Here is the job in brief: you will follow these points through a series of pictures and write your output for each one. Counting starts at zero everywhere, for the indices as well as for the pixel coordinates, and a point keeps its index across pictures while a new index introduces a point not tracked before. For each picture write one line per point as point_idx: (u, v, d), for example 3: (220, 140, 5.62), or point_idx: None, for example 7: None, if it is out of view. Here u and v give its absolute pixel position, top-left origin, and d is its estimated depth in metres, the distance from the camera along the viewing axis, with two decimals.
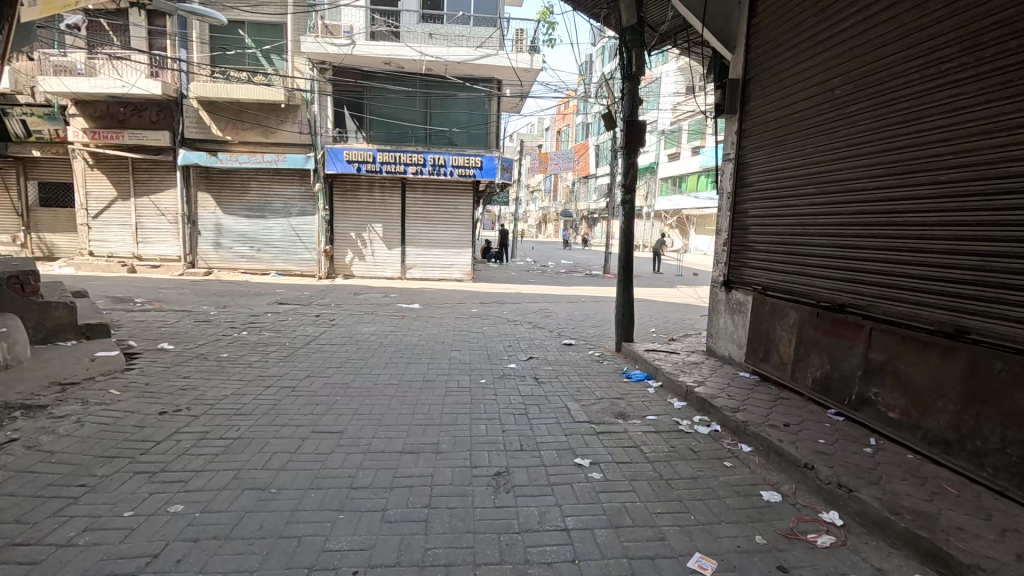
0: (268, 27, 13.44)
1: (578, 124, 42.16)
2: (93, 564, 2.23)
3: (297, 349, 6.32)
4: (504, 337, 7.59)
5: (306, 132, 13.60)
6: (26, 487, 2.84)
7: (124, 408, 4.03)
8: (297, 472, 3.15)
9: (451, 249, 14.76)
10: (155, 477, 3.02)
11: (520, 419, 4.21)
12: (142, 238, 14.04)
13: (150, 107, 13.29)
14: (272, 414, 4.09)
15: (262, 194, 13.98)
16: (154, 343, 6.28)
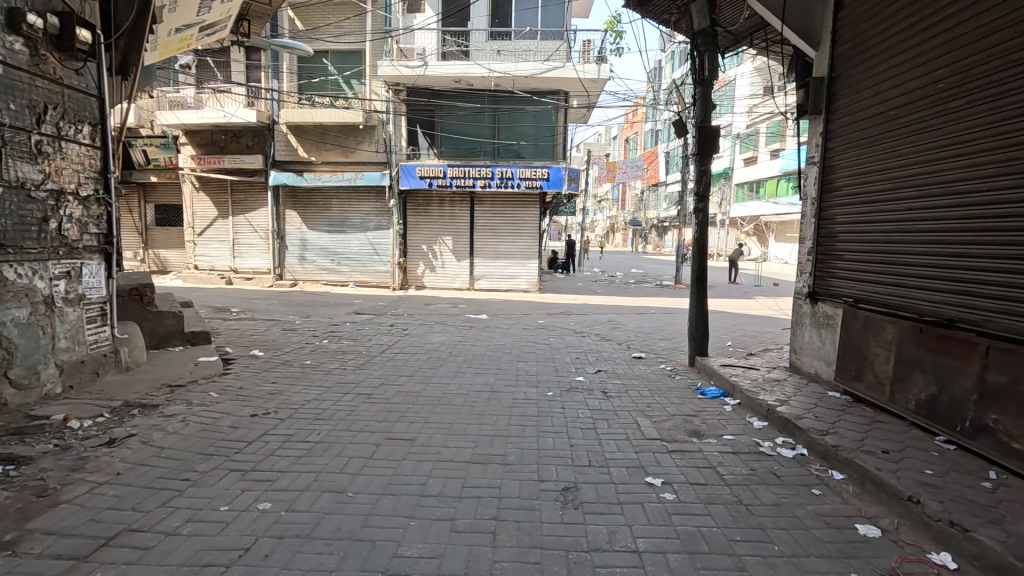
0: (349, 54, 14.37)
1: (647, 132, 41.36)
2: (195, 554, 2.44)
3: (372, 357, 6.62)
4: (571, 349, 7.51)
5: (381, 151, 14.35)
6: (141, 479, 3.17)
7: (222, 410, 4.42)
8: (371, 476, 3.29)
9: (518, 260, 14.88)
10: (247, 475, 3.27)
11: (588, 434, 4.14)
12: (237, 253, 15.39)
13: (247, 134, 14.62)
14: (349, 420, 4.31)
15: (342, 210, 14.86)
16: (247, 349, 6.84)
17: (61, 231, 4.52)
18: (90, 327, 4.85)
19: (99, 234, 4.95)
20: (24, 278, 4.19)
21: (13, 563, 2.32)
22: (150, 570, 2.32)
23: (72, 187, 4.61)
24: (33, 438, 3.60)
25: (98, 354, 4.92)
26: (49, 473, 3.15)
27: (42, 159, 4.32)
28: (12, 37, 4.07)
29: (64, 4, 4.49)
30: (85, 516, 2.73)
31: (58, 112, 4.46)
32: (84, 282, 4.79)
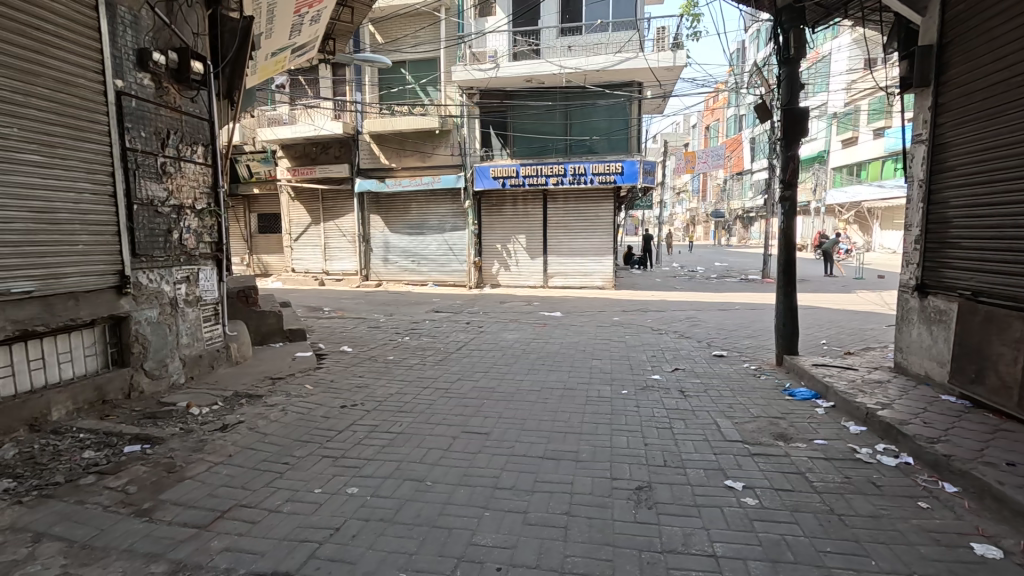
0: (425, 63, 14.93)
1: (730, 117, 39.09)
2: (294, 530, 2.70)
3: (450, 354, 6.88)
4: (647, 347, 7.33)
5: (456, 154, 14.78)
6: (249, 461, 3.55)
7: (315, 401, 4.81)
8: (448, 467, 3.44)
9: (593, 257, 14.70)
10: (338, 461, 3.55)
11: (664, 433, 4.03)
12: (328, 256, 16.57)
13: (334, 145, 15.68)
14: (428, 413, 4.53)
15: (421, 213, 15.51)
16: (337, 346, 7.38)
17: (182, 241, 5.13)
18: (206, 325, 5.47)
19: (212, 243, 5.58)
20: (154, 282, 4.82)
21: (151, 528, 2.71)
22: (257, 542, 2.60)
23: (189, 203, 5.23)
24: (163, 422, 4.14)
25: (212, 349, 5.55)
26: (176, 452, 3.62)
27: (167, 179, 4.94)
28: (141, 74, 4.70)
29: (181, 41, 5.09)
30: (204, 491, 3.11)
31: (178, 137, 5.07)
32: (201, 285, 5.41)
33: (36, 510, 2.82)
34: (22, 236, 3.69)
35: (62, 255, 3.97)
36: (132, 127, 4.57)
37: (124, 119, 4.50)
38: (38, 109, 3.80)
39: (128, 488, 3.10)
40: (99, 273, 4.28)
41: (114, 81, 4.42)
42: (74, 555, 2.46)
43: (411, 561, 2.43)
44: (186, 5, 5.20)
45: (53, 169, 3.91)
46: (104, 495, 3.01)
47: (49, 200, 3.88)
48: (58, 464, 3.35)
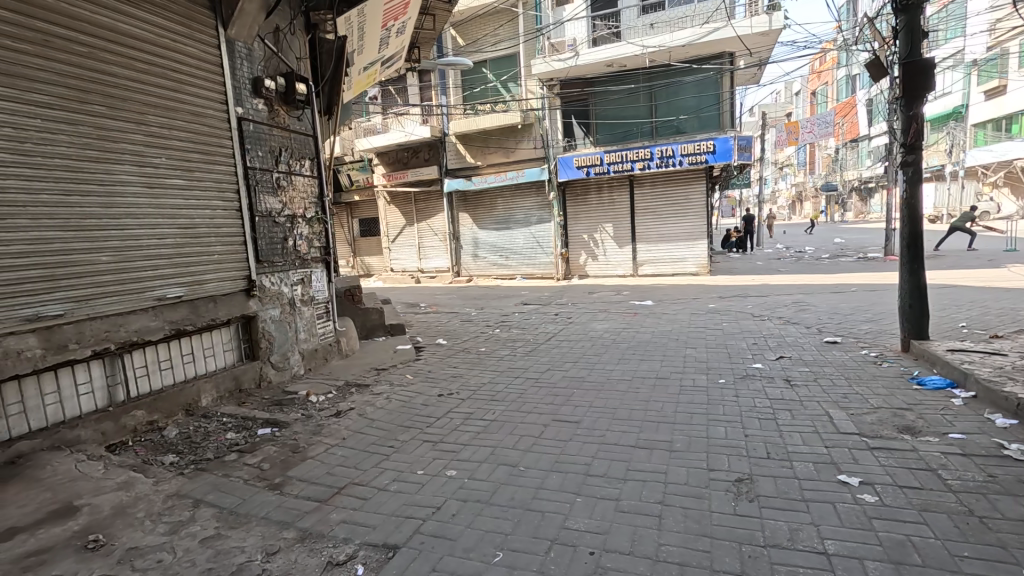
0: (505, 59, 15.06)
1: (840, 79, 35.16)
2: (399, 507, 2.93)
3: (539, 345, 6.97)
4: (747, 334, 6.90)
5: (539, 147, 14.83)
6: (360, 443, 3.90)
7: (416, 390, 5.15)
8: (540, 454, 3.53)
9: (685, 242, 14.05)
10: (437, 445, 3.79)
11: (767, 424, 3.81)
12: (422, 255, 17.48)
13: (423, 148, 16.49)
14: (520, 401, 4.66)
15: (507, 208, 15.80)
16: (433, 339, 7.79)
17: (296, 247, 5.72)
18: (320, 321, 6.05)
19: (321, 248, 6.13)
20: (275, 285, 5.43)
21: (282, 499, 3.09)
22: (369, 516, 2.86)
23: (301, 212, 5.80)
24: (288, 408, 4.67)
25: (326, 344, 6.13)
26: (299, 435, 4.07)
27: (281, 192, 5.53)
28: (256, 100, 5.28)
29: (287, 66, 5.65)
30: (323, 469, 3.47)
31: (289, 153, 5.64)
32: (314, 286, 5.97)
33: (194, 481, 3.33)
34: (172, 249, 4.34)
35: (202, 264, 4.61)
36: (252, 148, 5.17)
37: (244, 141, 5.10)
38: (179, 139, 4.44)
39: (263, 465, 3.54)
40: (231, 278, 4.91)
41: (235, 108, 5.02)
42: (224, 519, 2.88)
43: (507, 541, 2.55)
44: (289, 32, 5.78)
45: (194, 190, 4.54)
46: (244, 470, 3.48)
47: (192, 218, 4.52)
48: (208, 443, 3.92)
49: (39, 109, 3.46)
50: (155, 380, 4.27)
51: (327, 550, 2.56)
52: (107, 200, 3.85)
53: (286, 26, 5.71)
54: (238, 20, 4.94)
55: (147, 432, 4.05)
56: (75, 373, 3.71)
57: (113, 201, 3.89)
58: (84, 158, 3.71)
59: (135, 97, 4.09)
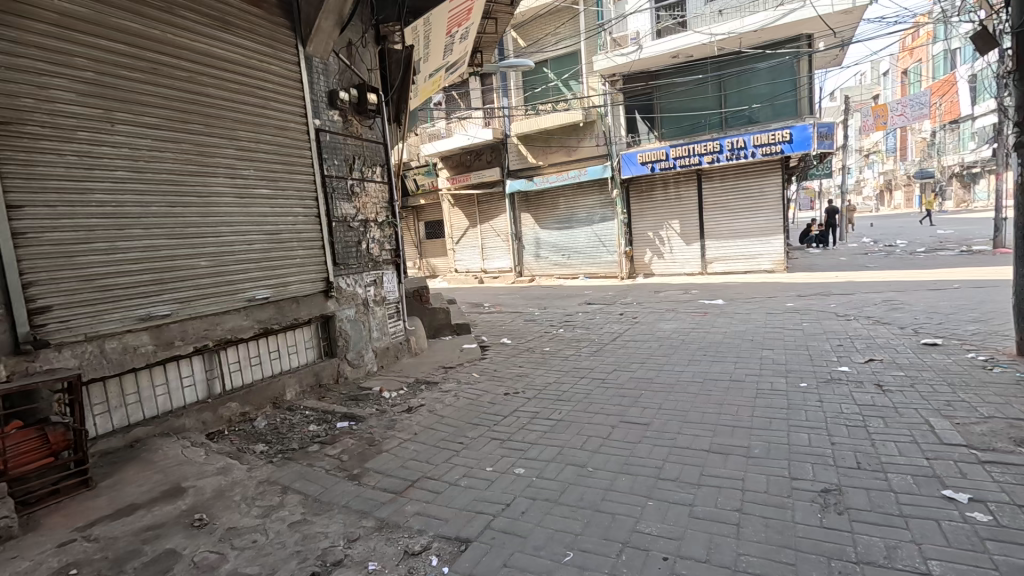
0: (566, 58, 14.99)
1: (937, 55, 31.92)
2: (469, 503, 2.99)
3: (605, 345, 6.87)
4: (832, 335, 6.43)
5: (602, 144, 14.61)
6: (431, 438, 4.03)
7: (482, 388, 5.24)
8: (608, 455, 3.48)
9: (758, 237, 13.32)
10: (505, 443, 3.84)
11: (856, 432, 3.53)
12: (485, 256, 17.78)
13: (486, 151, 16.80)
14: (586, 402, 4.62)
15: (569, 207, 15.72)
16: (498, 338, 7.88)
17: (368, 250, 6.00)
18: (391, 321, 6.31)
19: (392, 250, 6.40)
20: (351, 286, 5.73)
21: (360, 489, 3.26)
22: (442, 509, 2.95)
23: (373, 217, 6.09)
24: (364, 403, 4.91)
25: (397, 342, 6.38)
26: (375, 429, 4.27)
27: (355, 198, 5.82)
28: (332, 112, 5.59)
29: (359, 78, 5.94)
30: (398, 462, 3.62)
31: (362, 161, 5.93)
32: (386, 287, 6.24)
33: (283, 469, 3.58)
34: (260, 253, 4.69)
35: (286, 267, 4.95)
36: (329, 157, 5.48)
37: (322, 151, 5.41)
38: (266, 152, 4.79)
39: (343, 457, 3.75)
40: (312, 280, 5.23)
41: (314, 120, 5.34)
42: (309, 506, 3.08)
43: (577, 541, 2.54)
44: (361, 45, 6.06)
45: (278, 198, 4.89)
46: (326, 460, 3.71)
47: (277, 225, 4.87)
48: (294, 434, 4.21)
49: (148, 130, 3.86)
50: (246, 375, 4.64)
51: (403, 540, 2.67)
52: (205, 210, 4.23)
53: (358, 40, 6.01)
54: (316, 38, 5.26)
55: (241, 422, 4.41)
56: (180, 367, 4.11)
57: (210, 211, 4.26)
58: (186, 172, 4.10)
59: (228, 115, 4.47)
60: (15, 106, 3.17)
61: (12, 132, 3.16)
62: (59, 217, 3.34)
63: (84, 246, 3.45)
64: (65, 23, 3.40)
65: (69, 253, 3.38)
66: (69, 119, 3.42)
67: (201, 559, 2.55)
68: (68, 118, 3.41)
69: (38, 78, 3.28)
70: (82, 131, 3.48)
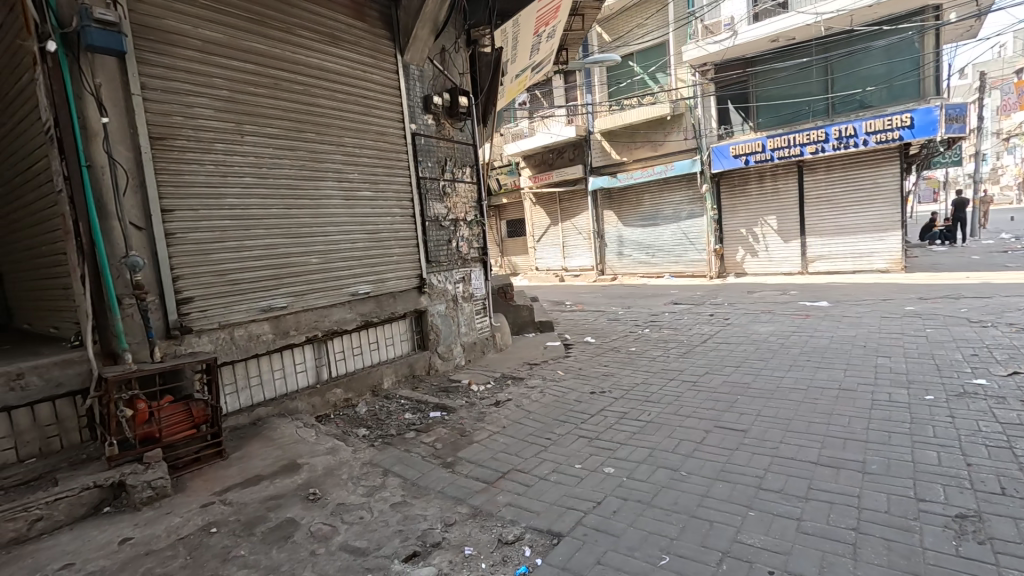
0: (652, 51, 14.55)
1: None
2: (560, 498, 3.02)
3: (695, 346, 6.60)
4: (963, 343, 5.70)
5: (691, 138, 13.99)
6: (519, 432, 4.11)
7: (568, 386, 5.25)
8: (703, 460, 3.35)
9: (870, 233, 12.08)
10: (592, 442, 3.83)
11: (998, 453, 3.11)
12: (567, 254, 17.76)
13: (568, 149, 16.80)
14: (676, 404, 4.47)
15: (654, 204, 15.25)
16: (582, 337, 7.84)
17: (458, 248, 6.22)
18: (478, 317, 6.50)
19: (480, 249, 6.58)
20: (441, 283, 5.98)
21: (454, 477, 3.40)
22: (533, 502, 3.01)
23: (463, 216, 6.30)
24: (454, 394, 5.12)
25: (483, 338, 6.56)
26: (465, 420, 4.43)
27: (446, 198, 6.06)
28: (426, 116, 5.85)
29: (451, 82, 6.16)
30: (488, 453, 3.74)
31: (453, 162, 6.17)
32: (473, 284, 6.44)
33: (383, 453, 3.83)
34: (362, 251, 5.03)
35: (384, 264, 5.27)
36: (423, 160, 5.75)
37: (417, 154, 5.69)
38: (368, 157, 5.12)
39: (436, 445, 3.93)
40: (407, 277, 5.52)
41: (410, 125, 5.63)
42: (408, 489, 3.27)
43: (673, 545, 2.47)
44: (453, 50, 6.27)
45: (378, 200, 5.21)
46: (421, 447, 3.91)
47: (377, 224, 5.19)
48: (391, 420, 4.48)
49: (270, 140, 4.27)
50: (349, 363, 5.00)
51: (497, 529, 2.76)
52: (316, 211, 4.60)
53: (451, 46, 6.23)
54: (413, 46, 5.53)
55: (344, 407, 4.78)
56: (294, 355, 4.52)
57: (320, 212, 4.63)
58: (300, 177, 4.48)
59: (337, 123, 4.83)
60: (167, 123, 3.65)
61: (165, 146, 3.65)
62: (200, 219, 3.81)
63: (219, 245, 3.91)
64: (206, 48, 3.86)
65: (207, 252, 3.85)
66: (208, 132, 3.88)
67: (316, 529, 2.80)
68: (207, 132, 3.87)
69: (185, 98, 3.76)
70: (218, 142, 3.93)
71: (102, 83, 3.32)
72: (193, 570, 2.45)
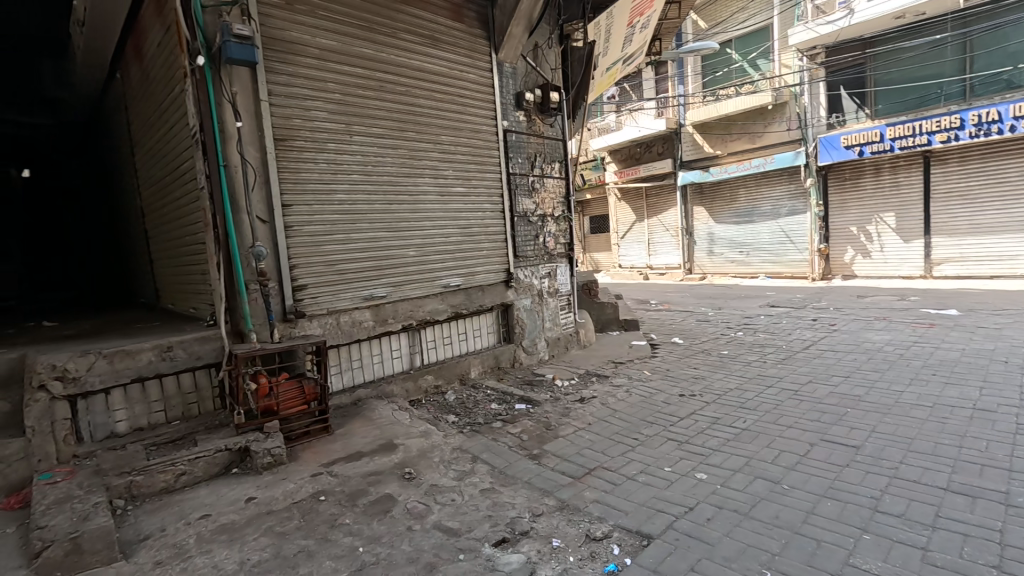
0: (752, 36, 13.67)
1: None
2: (649, 500, 2.96)
3: (796, 353, 6.14)
4: None
5: (795, 128, 13.00)
6: (605, 430, 4.07)
7: (656, 386, 5.11)
8: (808, 475, 3.11)
9: (1015, 233, 10.49)
10: (683, 445, 3.70)
11: None
12: (653, 251, 17.24)
13: (657, 142, 16.34)
14: (775, 413, 4.19)
15: (751, 199, 14.33)
16: (670, 337, 7.58)
17: (545, 244, 6.26)
18: (563, 313, 6.50)
19: (566, 245, 6.57)
20: (528, 277, 6.05)
21: (541, 469, 3.45)
22: (621, 501, 2.97)
23: (551, 211, 6.32)
24: (538, 388, 5.18)
25: (568, 334, 6.56)
26: (550, 414, 4.46)
27: (535, 194, 6.11)
28: (518, 112, 5.93)
29: (543, 78, 6.19)
30: (574, 449, 3.74)
31: (543, 158, 6.21)
32: (559, 279, 6.45)
33: (472, 440, 3.97)
34: (454, 245, 5.21)
35: (475, 258, 5.43)
36: (514, 156, 5.84)
37: (509, 151, 5.79)
38: (463, 154, 5.29)
39: (522, 436, 4.00)
40: (495, 270, 5.65)
41: (503, 122, 5.74)
42: (496, 477, 3.36)
43: (775, 561, 2.33)
44: (546, 46, 6.27)
45: (471, 196, 5.37)
46: (508, 437, 4.00)
47: (469, 220, 5.35)
48: (479, 409, 4.62)
49: (375, 139, 4.55)
50: (440, 352, 5.23)
51: (585, 524, 2.76)
52: (414, 206, 4.84)
53: (545, 41, 6.24)
54: (508, 44, 5.62)
55: (435, 393, 5.01)
56: (391, 342, 4.81)
57: (418, 207, 4.87)
58: (401, 174, 4.73)
59: (434, 122, 5.04)
60: (288, 126, 4.01)
61: (287, 147, 4.01)
62: (314, 214, 4.15)
63: (329, 237, 4.24)
64: (322, 55, 4.20)
65: (319, 243, 4.18)
66: (323, 133, 4.22)
67: (412, 507, 2.96)
68: (322, 133, 4.20)
69: (303, 102, 4.10)
70: (331, 143, 4.26)
71: (238, 91, 3.74)
72: (306, 532, 2.70)
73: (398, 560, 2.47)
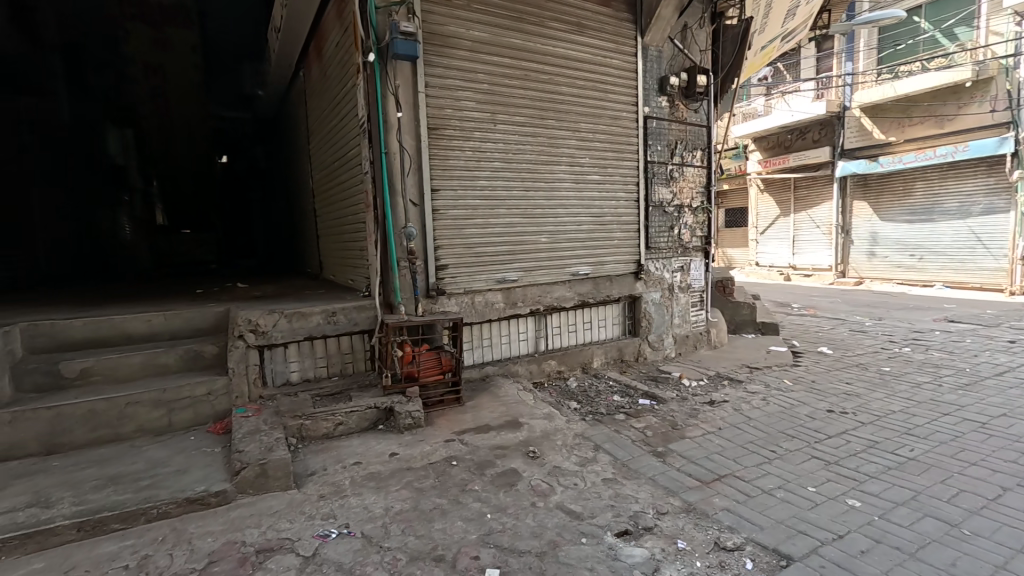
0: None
1: None
2: (789, 518, 2.73)
3: (985, 379, 5.14)
4: None
5: (1001, 107, 10.61)
6: (738, 438, 3.81)
7: (798, 398, 4.65)
8: (998, 523, 2.62)
9: None
10: (830, 466, 3.34)
11: None
12: (798, 250, 15.57)
13: (813, 128, 14.56)
14: (953, 446, 3.58)
15: (930, 194, 12.20)
16: (815, 346, 6.81)
17: (680, 235, 5.97)
18: (694, 309, 6.18)
19: (703, 237, 6.20)
20: (658, 270, 5.83)
21: (666, 468, 3.35)
22: (755, 514, 2.78)
23: (688, 202, 6.00)
24: (663, 385, 5.01)
25: (697, 332, 6.22)
26: (676, 413, 4.30)
27: (673, 183, 5.85)
28: (661, 98, 5.69)
29: (691, 61, 5.85)
30: (702, 452, 3.57)
31: (684, 145, 5.90)
32: (692, 275, 6.13)
33: (594, 428, 3.98)
34: (585, 233, 5.20)
35: (605, 248, 5.37)
36: (653, 143, 5.63)
37: (648, 137, 5.59)
38: (600, 141, 5.23)
39: (646, 432, 3.91)
40: (625, 261, 5.54)
41: (644, 107, 5.55)
42: (618, 469, 3.33)
43: None
44: (697, 27, 5.95)
45: (606, 183, 5.30)
46: (631, 431, 3.94)
47: (602, 207, 5.29)
48: (601, 400, 4.61)
49: (516, 126, 4.69)
50: (564, 339, 5.29)
51: (713, 531, 2.63)
52: (549, 193, 4.91)
53: (695, 22, 5.91)
54: (654, 27, 5.42)
55: (557, 378, 5.10)
56: (518, 324, 4.98)
57: (553, 194, 4.93)
58: (538, 161, 4.83)
59: (574, 108, 5.03)
60: (440, 115, 4.29)
61: (439, 135, 4.30)
62: (458, 199, 4.42)
63: (469, 221, 4.49)
64: (474, 47, 4.40)
65: (460, 226, 4.45)
66: (470, 123, 4.45)
67: (536, 484, 3.06)
68: (469, 122, 4.43)
69: (455, 92, 4.35)
70: (476, 131, 4.48)
71: (400, 84, 4.09)
72: (440, 491, 2.94)
73: (522, 532, 2.58)
